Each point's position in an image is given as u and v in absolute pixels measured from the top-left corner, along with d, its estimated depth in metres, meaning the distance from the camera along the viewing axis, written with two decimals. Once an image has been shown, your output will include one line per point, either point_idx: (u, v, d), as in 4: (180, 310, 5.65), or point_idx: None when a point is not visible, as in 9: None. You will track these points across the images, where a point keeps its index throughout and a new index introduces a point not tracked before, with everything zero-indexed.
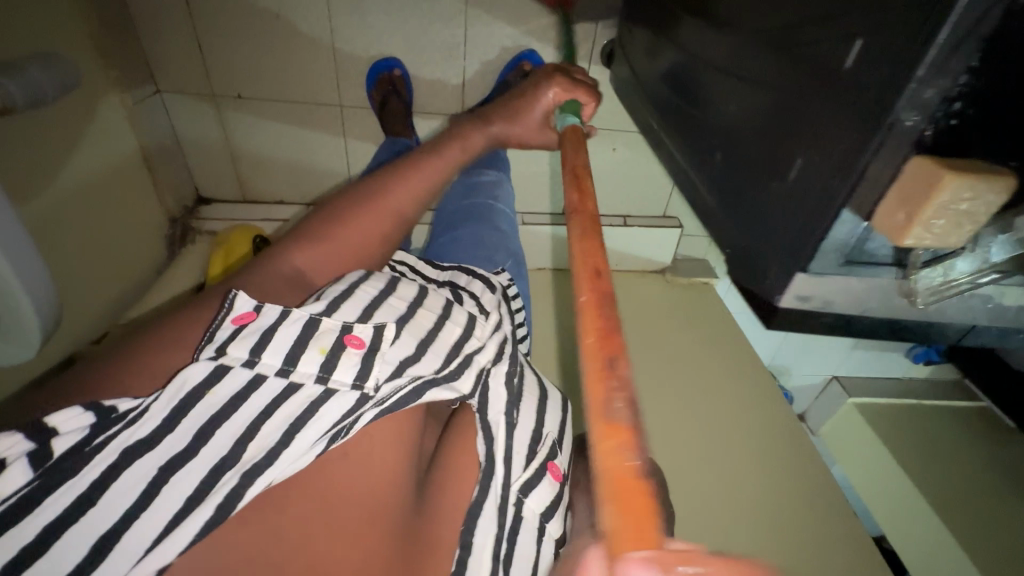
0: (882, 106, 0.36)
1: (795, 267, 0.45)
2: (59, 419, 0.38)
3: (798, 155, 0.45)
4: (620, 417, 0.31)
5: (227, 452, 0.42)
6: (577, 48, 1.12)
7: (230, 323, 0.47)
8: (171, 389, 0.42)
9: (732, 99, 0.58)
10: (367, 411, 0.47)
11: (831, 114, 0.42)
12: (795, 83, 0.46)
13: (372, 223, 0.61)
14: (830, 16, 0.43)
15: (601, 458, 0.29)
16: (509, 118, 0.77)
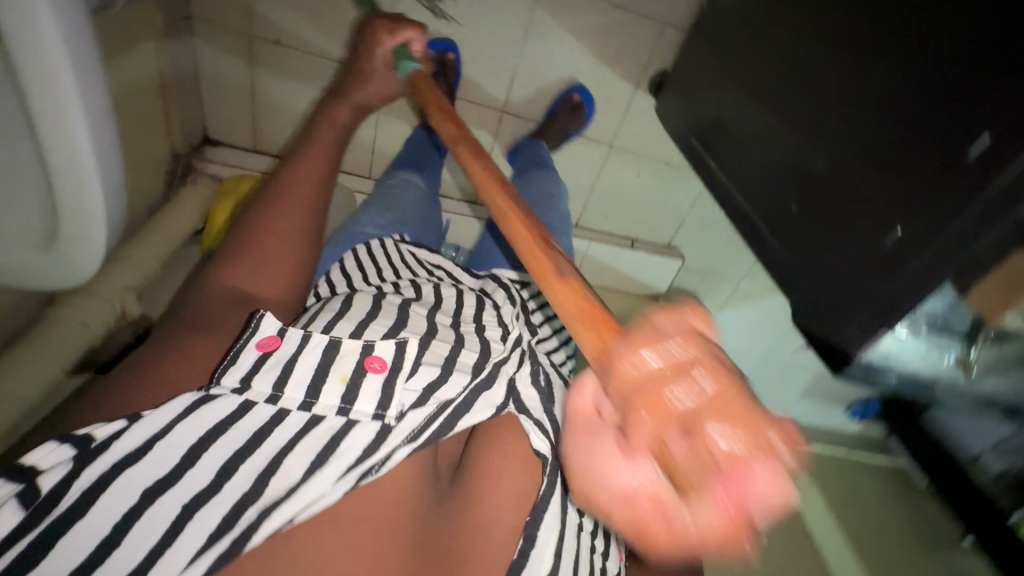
0: (1008, 200, 0.41)
1: (882, 325, 0.50)
2: (35, 457, 0.39)
3: (896, 224, 0.50)
4: (567, 273, 0.42)
5: (247, 489, 0.42)
6: (628, 71, 1.16)
7: (254, 348, 0.48)
8: (177, 434, 0.43)
9: (816, 156, 0.62)
10: (399, 446, 0.47)
11: (939, 196, 0.46)
12: (897, 155, 0.51)
13: (289, 225, 0.61)
14: (947, 106, 0.47)
15: (564, 306, 0.40)
16: (363, 81, 0.78)
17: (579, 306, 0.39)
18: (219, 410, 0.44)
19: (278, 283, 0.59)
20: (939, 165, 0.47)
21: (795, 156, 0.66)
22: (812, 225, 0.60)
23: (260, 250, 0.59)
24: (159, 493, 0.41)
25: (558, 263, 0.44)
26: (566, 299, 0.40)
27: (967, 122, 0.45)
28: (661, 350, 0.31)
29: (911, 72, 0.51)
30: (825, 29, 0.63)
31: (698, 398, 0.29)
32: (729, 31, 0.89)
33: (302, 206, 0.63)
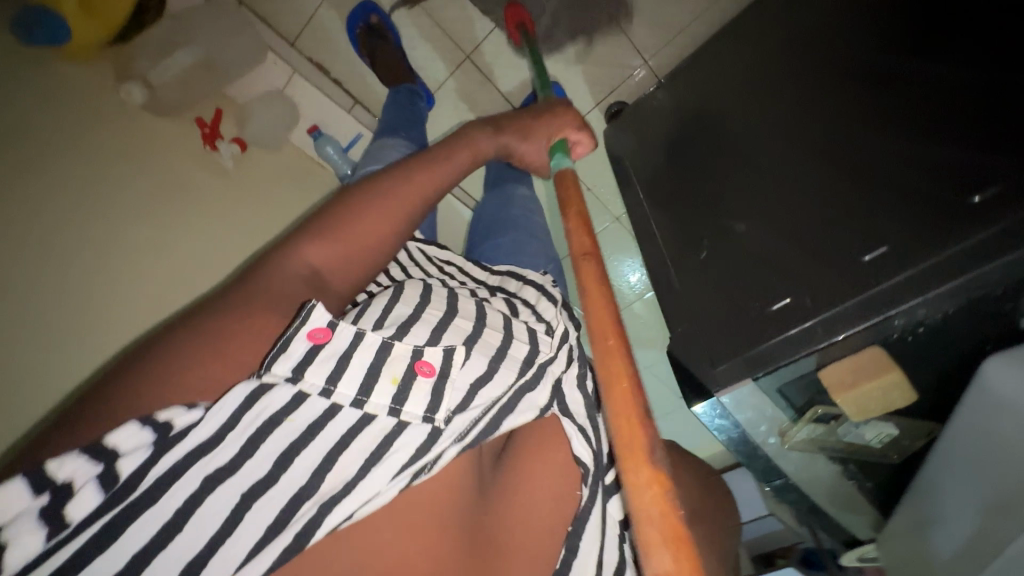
0: (888, 301, 0.46)
1: (748, 373, 0.53)
2: (120, 439, 0.40)
3: (786, 294, 0.55)
4: (658, 467, 0.39)
5: (300, 488, 0.48)
6: (594, 87, 1.19)
7: (306, 339, 0.51)
8: (250, 420, 0.47)
9: (740, 218, 0.68)
10: (448, 446, 0.54)
11: (837, 278, 0.51)
12: (811, 240, 0.57)
13: (365, 235, 0.59)
14: (865, 215, 0.54)
15: (649, 508, 0.37)
16: (522, 135, 0.83)
17: (660, 514, 0.37)
18: (277, 396, 0.49)
19: (348, 278, 0.58)
20: (842, 259, 0.53)
21: (724, 212, 0.71)
22: (718, 275, 0.64)
23: (329, 232, 0.57)
24: (219, 483, 0.45)
25: (652, 444, 0.40)
26: (647, 491, 0.38)
27: (876, 232, 0.52)
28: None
29: (860, 180, 0.57)
30: (787, 125, 0.70)
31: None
32: (698, 89, 0.96)
33: (405, 212, 0.63)
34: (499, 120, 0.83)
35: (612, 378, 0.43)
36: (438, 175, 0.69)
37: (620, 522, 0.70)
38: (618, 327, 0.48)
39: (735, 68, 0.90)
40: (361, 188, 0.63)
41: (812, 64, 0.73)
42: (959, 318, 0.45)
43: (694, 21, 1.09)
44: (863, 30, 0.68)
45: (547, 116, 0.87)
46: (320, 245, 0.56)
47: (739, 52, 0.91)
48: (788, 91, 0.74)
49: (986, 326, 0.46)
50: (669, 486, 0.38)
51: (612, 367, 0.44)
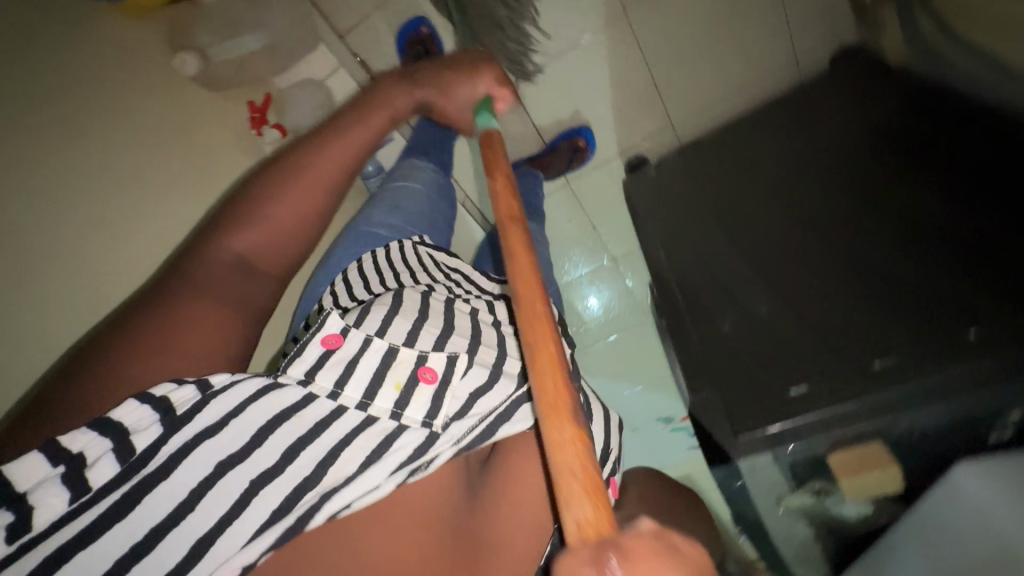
0: (894, 411, 0.57)
1: (768, 448, 0.61)
2: (120, 413, 0.45)
3: (801, 383, 0.64)
4: (581, 425, 0.40)
5: (308, 475, 0.49)
6: (623, 138, 1.26)
7: (320, 345, 0.58)
8: (249, 419, 0.50)
9: (760, 303, 0.76)
10: (445, 450, 0.55)
11: (844, 376, 0.62)
12: (823, 335, 0.67)
13: (295, 204, 0.68)
14: (871, 324, 0.64)
15: (569, 459, 0.38)
16: (441, 90, 0.83)
17: (582, 467, 0.38)
18: (288, 395, 0.53)
19: (280, 253, 0.67)
20: (851, 360, 0.62)
21: (743, 295, 0.80)
22: (739, 352, 0.72)
23: (250, 223, 0.65)
24: (229, 467, 0.47)
25: (574, 405, 0.42)
26: (571, 448, 0.39)
27: (878, 343, 0.62)
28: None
29: (864, 288, 0.68)
30: (795, 217, 0.82)
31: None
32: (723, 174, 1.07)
33: (324, 179, 0.70)
34: (414, 72, 0.83)
35: (537, 341, 0.44)
36: (344, 145, 0.72)
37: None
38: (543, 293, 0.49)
39: (754, 159, 1.03)
40: (279, 183, 0.68)
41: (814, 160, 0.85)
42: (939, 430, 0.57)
43: (721, 100, 1.19)
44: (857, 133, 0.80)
45: (472, 70, 0.84)
46: (242, 236, 0.65)
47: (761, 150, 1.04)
48: (790, 178, 0.85)
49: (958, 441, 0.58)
50: (586, 440, 0.39)
51: (539, 332, 0.45)
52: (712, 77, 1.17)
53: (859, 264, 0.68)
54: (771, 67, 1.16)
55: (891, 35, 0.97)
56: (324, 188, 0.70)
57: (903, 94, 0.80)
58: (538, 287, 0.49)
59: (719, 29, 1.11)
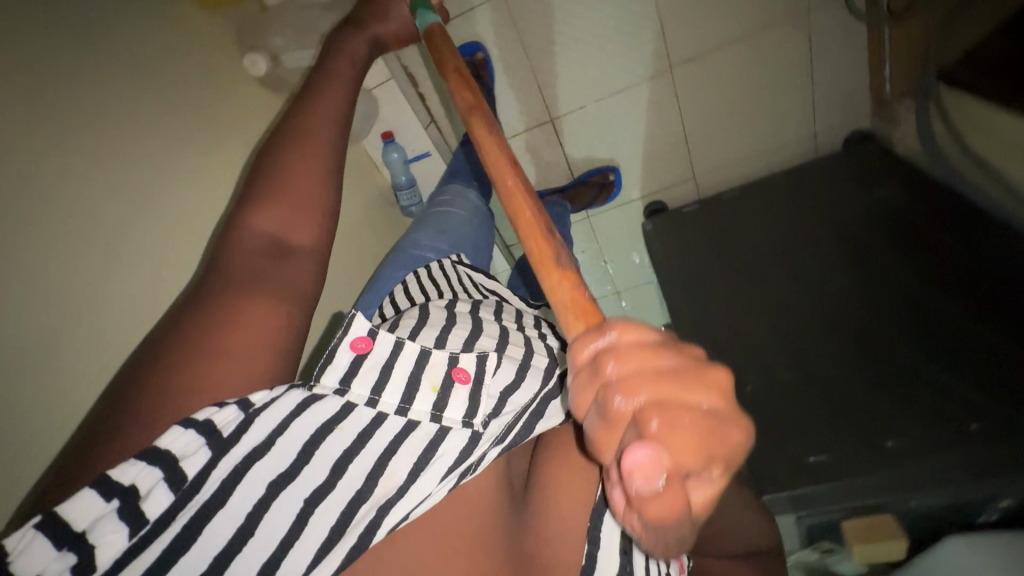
0: (887, 493, 0.65)
1: (792, 508, 0.69)
2: (167, 440, 0.39)
3: (815, 452, 0.70)
4: (566, 266, 0.46)
5: (360, 487, 0.45)
6: (646, 183, 1.32)
7: (348, 349, 0.50)
8: (296, 431, 0.44)
9: (782, 369, 0.82)
10: (489, 449, 0.50)
11: (851, 449, 0.69)
12: (832, 409, 0.74)
13: (294, 183, 0.57)
14: (873, 408, 0.72)
15: (560, 295, 0.44)
16: (382, 16, 0.74)
17: (572, 298, 0.43)
18: (326, 406, 0.46)
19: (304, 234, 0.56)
20: (859, 439, 0.69)
21: (768, 360, 0.85)
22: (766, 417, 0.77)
23: (275, 198, 0.55)
24: (281, 487, 0.42)
25: (558, 251, 0.48)
26: (561, 284, 0.45)
27: (874, 428, 0.70)
28: (615, 373, 0.29)
29: (866, 372, 0.76)
30: (833, 304, 0.89)
31: (643, 399, 0.28)
32: (742, 235, 1.14)
33: (320, 150, 0.59)
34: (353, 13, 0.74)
35: (516, 210, 0.51)
36: (334, 99, 0.64)
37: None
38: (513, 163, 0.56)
39: (776, 229, 1.11)
40: (283, 150, 0.58)
41: (851, 262, 0.94)
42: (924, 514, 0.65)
43: (741, 162, 1.28)
44: (895, 257, 0.91)
45: None
46: (265, 218, 0.54)
47: (786, 217, 1.12)
48: (831, 275, 0.94)
49: (940, 518, 0.66)
50: (576, 277, 0.45)
51: (516, 202, 0.52)
52: (738, 139, 1.25)
53: (900, 362, 0.75)
54: (791, 140, 1.25)
55: (908, 137, 1.10)
56: (332, 149, 0.60)
57: (930, 230, 0.92)
58: (507, 163, 0.55)
59: (752, 99, 1.19)
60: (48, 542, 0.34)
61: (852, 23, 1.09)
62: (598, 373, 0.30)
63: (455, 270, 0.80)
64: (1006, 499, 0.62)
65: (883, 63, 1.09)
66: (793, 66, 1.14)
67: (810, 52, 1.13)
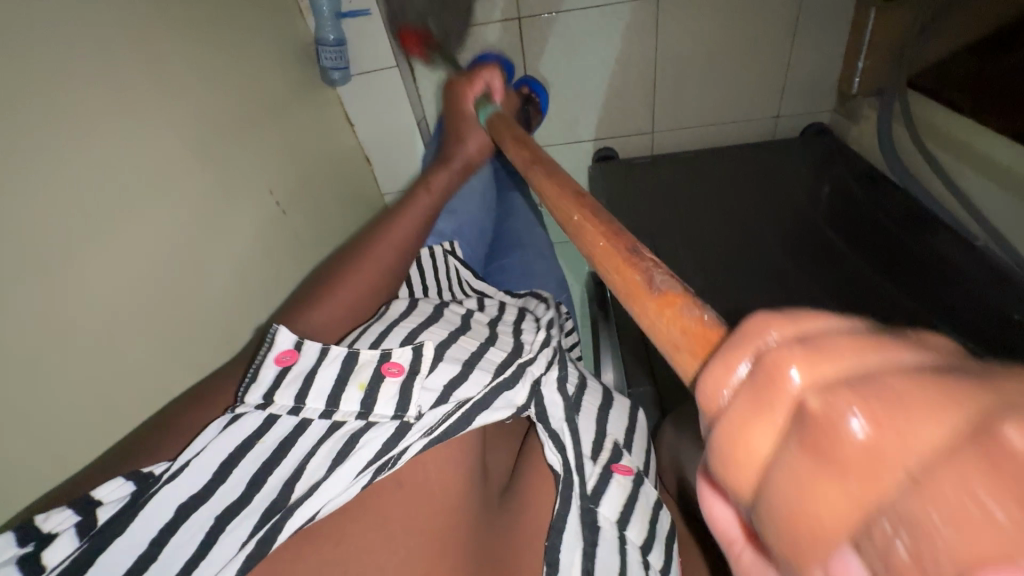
0: None
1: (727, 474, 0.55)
2: (103, 491, 0.39)
3: None
4: (665, 285, 0.26)
5: (275, 495, 0.43)
6: (605, 127, 1.22)
7: (274, 364, 0.47)
8: (220, 445, 0.43)
9: None
10: (414, 441, 0.48)
11: None
12: None
13: (352, 295, 0.56)
14: None
15: (659, 333, 0.25)
16: (460, 138, 0.75)
17: (670, 337, 0.24)
18: (245, 426, 0.44)
19: (340, 326, 0.55)
20: None
21: None
22: None
23: (319, 298, 0.55)
24: (195, 507, 0.41)
25: (644, 271, 0.29)
26: (654, 317, 0.26)
27: None
28: (839, 391, 0.14)
29: None
30: (779, 289, 0.84)
31: (912, 406, 0.13)
32: (688, 196, 1.07)
33: (381, 262, 0.59)
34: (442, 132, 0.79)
35: (589, 245, 0.34)
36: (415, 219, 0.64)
37: (617, 524, 0.56)
38: (580, 193, 0.39)
39: (725, 198, 1.04)
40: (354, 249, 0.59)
41: (799, 252, 0.89)
42: None
43: (699, 127, 1.21)
44: (850, 247, 0.87)
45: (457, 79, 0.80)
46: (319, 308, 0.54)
47: (740, 192, 1.05)
48: (780, 257, 0.89)
49: None
50: (682, 298, 0.25)
51: (590, 233, 0.34)
52: (705, 104, 1.18)
53: None
54: (754, 120, 1.21)
55: (867, 133, 1.07)
56: (391, 271, 0.60)
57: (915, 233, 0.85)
58: (569, 193, 0.40)
59: (725, 63, 1.13)
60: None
61: (844, 5, 1.05)
62: (781, 392, 0.16)
63: (445, 261, 0.77)
64: None
65: (860, 51, 1.06)
66: (774, 35, 1.09)
67: (795, 25, 1.07)
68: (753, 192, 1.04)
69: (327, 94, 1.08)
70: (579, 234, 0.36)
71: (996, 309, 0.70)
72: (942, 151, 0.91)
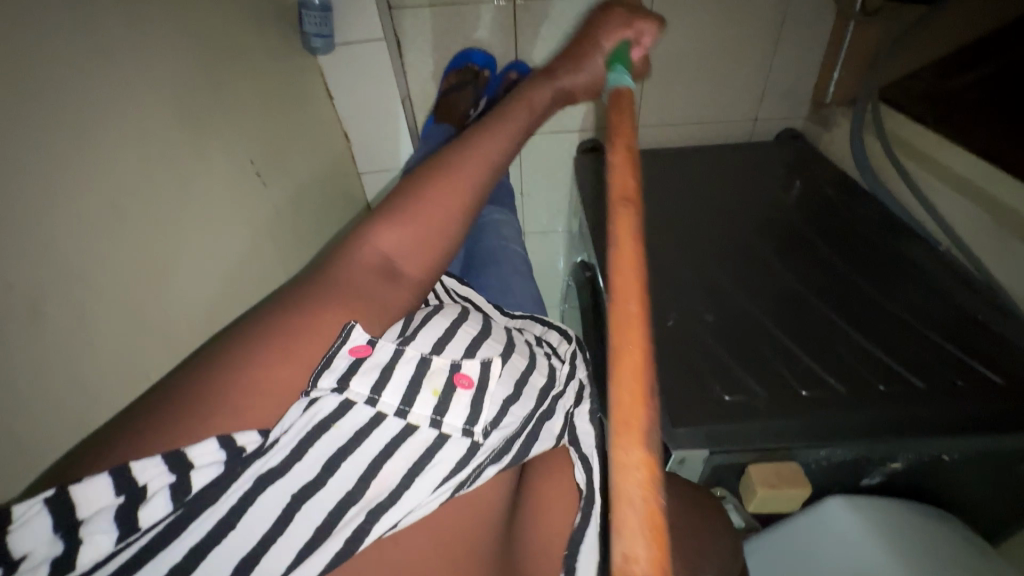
0: (805, 439, 0.58)
1: (706, 445, 0.58)
2: (198, 451, 0.35)
3: (742, 391, 0.63)
4: (653, 461, 0.30)
5: (349, 489, 0.41)
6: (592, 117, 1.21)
7: (348, 355, 0.43)
8: (304, 421, 0.40)
9: (705, 309, 0.75)
10: (486, 464, 0.46)
11: (787, 397, 0.62)
12: (774, 361, 0.66)
13: (436, 208, 0.50)
14: (814, 374, 0.65)
15: (625, 494, 0.29)
16: (575, 67, 0.64)
17: (632, 510, 0.29)
18: (323, 408, 0.41)
19: (420, 263, 0.50)
20: (789, 387, 0.63)
21: (690, 297, 0.77)
22: (671, 346, 0.69)
23: (403, 212, 0.49)
24: (269, 483, 0.38)
25: (649, 432, 0.31)
26: (631, 484, 0.30)
27: (806, 376, 0.64)
28: None
29: (813, 333, 0.70)
30: (752, 266, 0.83)
31: None
32: (672, 189, 1.08)
33: (473, 178, 0.52)
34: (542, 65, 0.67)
35: (624, 353, 0.34)
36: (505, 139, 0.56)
37: None
38: (638, 278, 0.39)
39: (707, 192, 1.06)
40: (439, 164, 0.52)
41: (775, 241, 0.90)
42: (840, 461, 0.60)
43: (683, 124, 1.24)
44: (820, 237, 0.90)
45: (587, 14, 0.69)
46: (391, 231, 0.49)
47: (722, 186, 1.08)
48: (758, 243, 0.89)
49: (859, 461, 0.60)
50: (658, 487, 0.30)
51: (629, 342, 0.35)
52: (689, 101, 1.20)
53: (844, 338, 0.69)
54: (734, 119, 1.24)
55: (838, 140, 1.13)
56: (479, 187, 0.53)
57: (889, 237, 0.90)
58: (630, 271, 0.39)
59: (711, 63, 1.15)
60: (46, 522, 0.32)
61: (825, 15, 1.09)
62: None
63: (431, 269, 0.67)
64: (945, 455, 0.60)
65: (836, 63, 1.12)
66: (759, 39, 1.12)
67: (779, 32, 1.11)
68: (735, 187, 1.07)
69: (308, 61, 1.02)
70: (616, 323, 0.36)
71: (960, 304, 0.75)
72: (911, 160, 0.96)
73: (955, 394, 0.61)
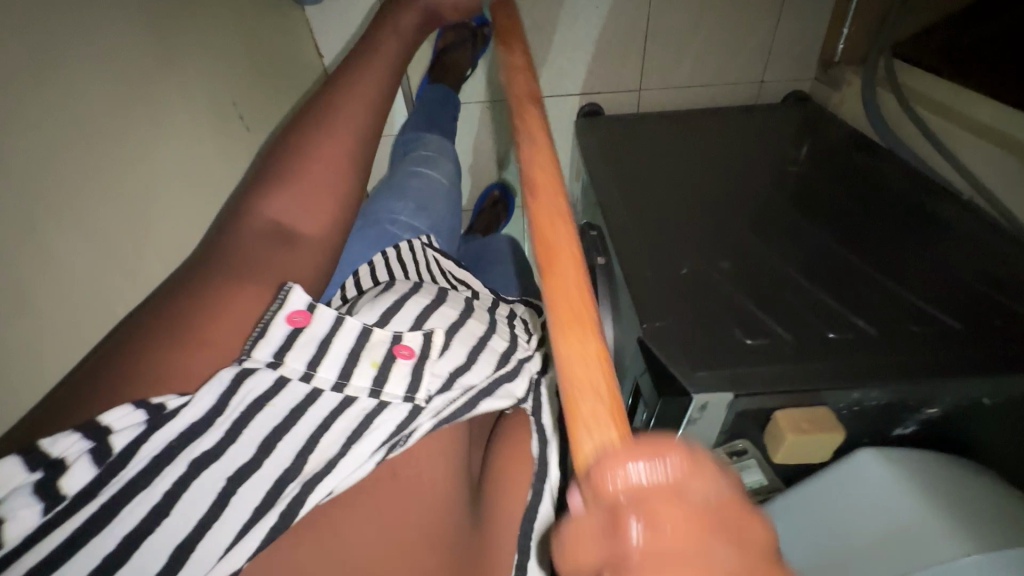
0: (841, 379, 0.54)
1: (730, 388, 0.53)
2: (114, 416, 0.32)
3: (763, 335, 0.58)
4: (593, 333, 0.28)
5: (286, 467, 0.38)
6: (593, 80, 1.16)
7: (285, 322, 0.40)
8: (233, 406, 0.36)
9: (720, 258, 0.70)
10: (425, 422, 0.43)
11: (813, 341, 0.57)
12: (795, 307, 0.62)
13: (318, 170, 0.49)
14: (839, 317, 0.60)
15: (570, 364, 0.27)
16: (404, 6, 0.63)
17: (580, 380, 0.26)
18: (258, 381, 0.38)
19: (319, 228, 0.49)
20: (814, 331, 0.59)
21: (703, 247, 0.72)
22: (685, 294, 0.64)
23: (289, 178, 0.48)
24: (205, 468, 0.35)
25: (583, 309, 0.29)
26: (575, 357, 0.27)
27: (833, 320, 0.60)
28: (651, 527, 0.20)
29: (835, 279, 0.66)
30: (766, 218, 0.79)
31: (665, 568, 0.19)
32: (678, 150, 1.04)
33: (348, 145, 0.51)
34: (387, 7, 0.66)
35: (542, 243, 0.33)
36: (364, 96, 0.54)
37: None
38: (553, 180, 0.38)
39: (715, 151, 1.02)
40: (309, 132, 0.50)
41: (790, 195, 0.85)
42: (874, 407, 0.56)
43: (688, 87, 1.19)
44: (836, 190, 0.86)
45: None
46: (282, 195, 0.47)
47: (731, 146, 1.03)
48: (772, 197, 0.85)
49: (893, 406, 0.56)
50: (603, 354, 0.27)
51: (547, 234, 0.33)
52: (694, 62, 1.15)
53: (867, 283, 0.65)
54: (740, 81, 1.19)
55: (849, 100, 1.09)
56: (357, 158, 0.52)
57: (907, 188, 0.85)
58: (545, 176, 0.38)
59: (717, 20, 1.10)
60: None
61: None
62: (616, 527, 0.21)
63: (424, 252, 0.69)
64: (983, 398, 0.55)
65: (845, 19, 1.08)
66: None
67: None
68: (744, 146, 1.03)
69: (295, 13, 0.96)
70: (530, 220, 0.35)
71: (990, 248, 0.72)
72: (926, 112, 0.92)
73: (990, 333, 0.57)
